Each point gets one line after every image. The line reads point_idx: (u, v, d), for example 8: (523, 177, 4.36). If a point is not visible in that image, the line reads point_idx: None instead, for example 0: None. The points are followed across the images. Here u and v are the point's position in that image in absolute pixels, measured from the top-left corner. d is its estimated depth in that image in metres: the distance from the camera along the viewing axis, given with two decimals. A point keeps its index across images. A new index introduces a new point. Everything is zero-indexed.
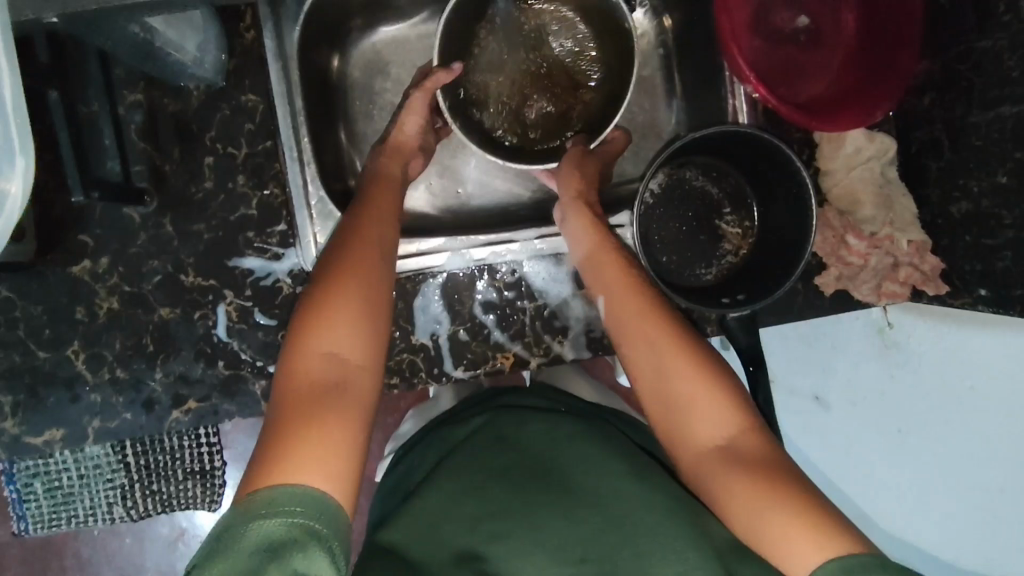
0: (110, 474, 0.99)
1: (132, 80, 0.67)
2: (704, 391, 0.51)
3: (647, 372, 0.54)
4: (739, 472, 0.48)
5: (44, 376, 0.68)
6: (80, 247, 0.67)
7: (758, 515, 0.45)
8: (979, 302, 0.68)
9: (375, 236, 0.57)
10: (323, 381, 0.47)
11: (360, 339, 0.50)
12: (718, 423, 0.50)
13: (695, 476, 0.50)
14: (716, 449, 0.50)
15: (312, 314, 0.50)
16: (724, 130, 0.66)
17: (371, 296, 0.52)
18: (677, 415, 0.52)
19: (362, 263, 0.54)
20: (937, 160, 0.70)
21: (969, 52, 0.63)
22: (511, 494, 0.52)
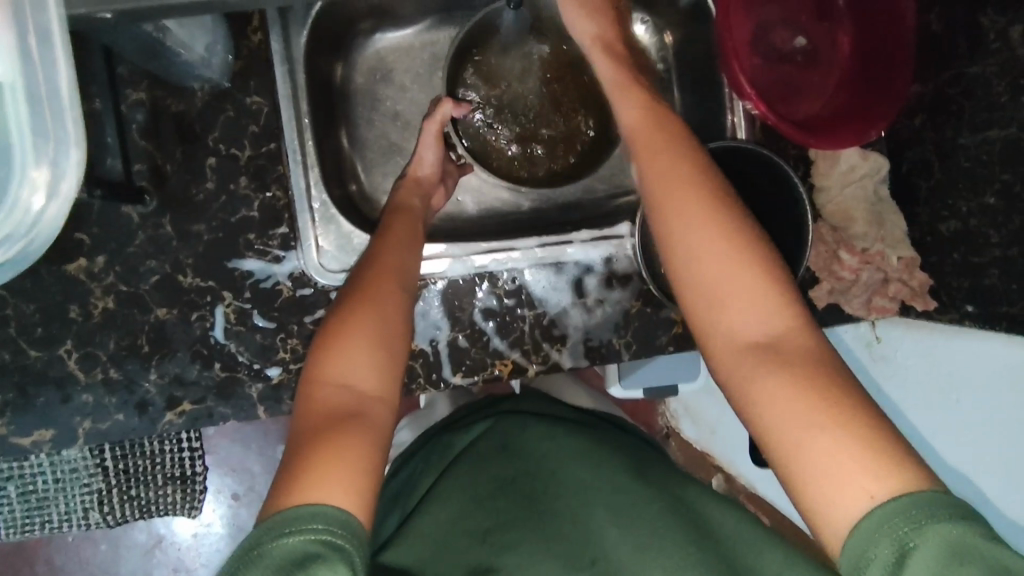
0: (87, 479, 0.96)
1: (135, 78, 0.66)
2: (742, 273, 0.48)
3: (684, 254, 0.50)
4: (782, 369, 0.45)
5: (34, 375, 0.66)
6: (75, 244, 0.66)
7: (803, 435, 0.42)
8: (966, 319, 0.70)
9: (395, 265, 0.59)
10: (345, 408, 0.49)
11: (380, 366, 0.52)
12: (757, 310, 0.47)
13: (730, 376, 0.47)
14: (758, 350, 0.46)
15: (331, 341, 0.52)
16: (726, 147, 0.69)
17: (391, 323, 0.54)
18: (713, 299, 0.49)
19: (380, 291, 0.56)
20: (927, 180, 0.72)
21: (959, 77, 0.65)
22: (517, 505, 0.53)
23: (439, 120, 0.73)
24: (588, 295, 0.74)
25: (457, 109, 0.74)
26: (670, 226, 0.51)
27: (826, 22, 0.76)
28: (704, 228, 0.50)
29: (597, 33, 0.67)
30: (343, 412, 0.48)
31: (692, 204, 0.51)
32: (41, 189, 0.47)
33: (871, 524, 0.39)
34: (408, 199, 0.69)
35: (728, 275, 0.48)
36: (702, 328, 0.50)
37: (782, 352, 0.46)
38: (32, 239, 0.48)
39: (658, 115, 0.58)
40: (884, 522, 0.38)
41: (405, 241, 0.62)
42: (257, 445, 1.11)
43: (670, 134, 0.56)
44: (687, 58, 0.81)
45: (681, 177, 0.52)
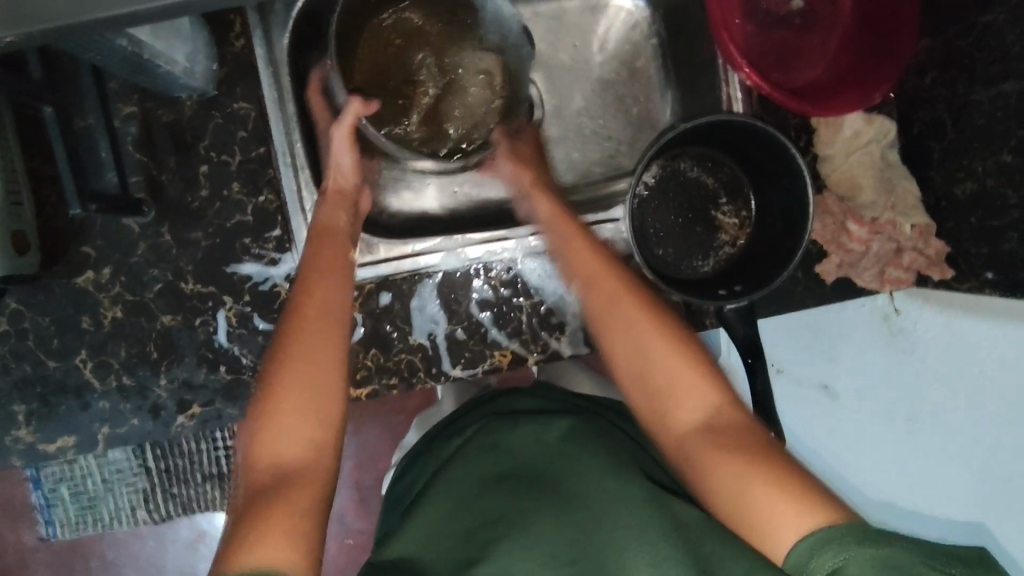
0: (133, 478, 1.01)
1: (126, 92, 0.68)
2: (678, 362, 0.50)
3: (623, 352, 0.52)
4: (727, 444, 0.47)
5: (54, 385, 0.69)
6: (83, 258, 0.69)
7: (743, 494, 0.44)
8: (986, 286, 0.66)
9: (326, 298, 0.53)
10: (275, 479, 0.45)
11: (307, 429, 0.47)
12: (693, 396, 0.49)
13: (687, 461, 0.48)
14: (700, 429, 0.48)
15: (264, 406, 0.48)
16: (718, 120, 0.65)
17: (322, 373, 0.49)
18: (652, 390, 0.51)
19: (310, 332, 0.50)
20: (939, 141, 0.68)
21: (971, 27, 0.62)
22: (507, 493, 0.52)
23: (348, 122, 0.66)
24: None
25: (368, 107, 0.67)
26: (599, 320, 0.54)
27: None
28: (637, 327, 0.52)
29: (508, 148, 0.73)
30: (273, 485, 0.45)
31: (635, 320, 0.52)
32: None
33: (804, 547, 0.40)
34: (330, 216, 0.62)
35: (666, 371, 0.50)
36: (650, 419, 0.51)
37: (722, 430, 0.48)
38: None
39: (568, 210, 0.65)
40: (812, 548, 0.39)
41: (336, 251, 0.59)
42: None
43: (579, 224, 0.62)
44: (678, 30, 0.78)
45: (599, 268, 0.56)
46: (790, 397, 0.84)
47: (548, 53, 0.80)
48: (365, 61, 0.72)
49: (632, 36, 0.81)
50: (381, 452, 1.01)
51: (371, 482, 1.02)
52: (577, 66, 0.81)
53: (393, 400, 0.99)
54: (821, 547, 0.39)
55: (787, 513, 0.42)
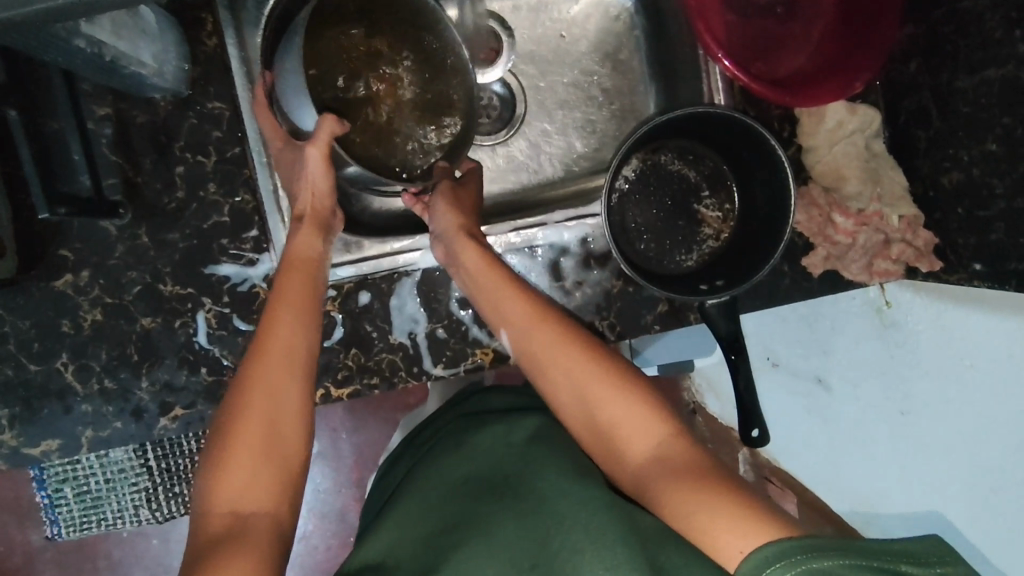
0: (135, 478, 1.02)
1: (99, 94, 0.67)
2: (622, 397, 0.52)
3: (567, 393, 0.54)
4: (674, 472, 0.47)
5: (37, 389, 0.70)
6: (61, 261, 0.69)
7: (689, 513, 0.45)
8: (975, 278, 0.64)
9: (278, 345, 0.54)
10: (228, 527, 0.47)
11: (264, 480, 0.50)
12: (639, 429, 0.50)
13: (642, 487, 0.49)
14: (649, 460, 0.49)
15: (221, 455, 0.50)
16: (696, 111, 0.64)
17: (279, 426, 0.52)
18: (599, 425, 0.52)
19: (268, 382, 0.52)
20: (925, 129, 0.66)
21: (953, 12, 0.60)
22: (470, 501, 0.53)
23: (323, 140, 0.61)
24: (566, 278, 0.72)
25: (342, 125, 0.63)
26: (538, 366, 0.56)
27: None
28: (578, 368, 0.53)
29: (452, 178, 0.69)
30: (226, 534, 0.47)
31: (575, 363, 0.54)
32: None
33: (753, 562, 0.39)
34: (301, 249, 0.62)
35: (611, 405, 0.51)
36: (602, 454, 0.52)
37: (670, 457, 0.49)
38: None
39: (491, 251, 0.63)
40: (757, 565, 0.39)
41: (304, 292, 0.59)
42: None
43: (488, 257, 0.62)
44: (660, 20, 0.76)
45: (539, 312, 0.58)
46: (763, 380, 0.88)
47: (529, 47, 0.79)
48: (329, 46, 0.65)
49: (614, 27, 0.79)
50: (378, 449, 1.01)
51: (369, 479, 1.02)
52: (559, 59, 0.79)
53: (391, 397, 0.99)
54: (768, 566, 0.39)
55: (728, 535, 0.42)
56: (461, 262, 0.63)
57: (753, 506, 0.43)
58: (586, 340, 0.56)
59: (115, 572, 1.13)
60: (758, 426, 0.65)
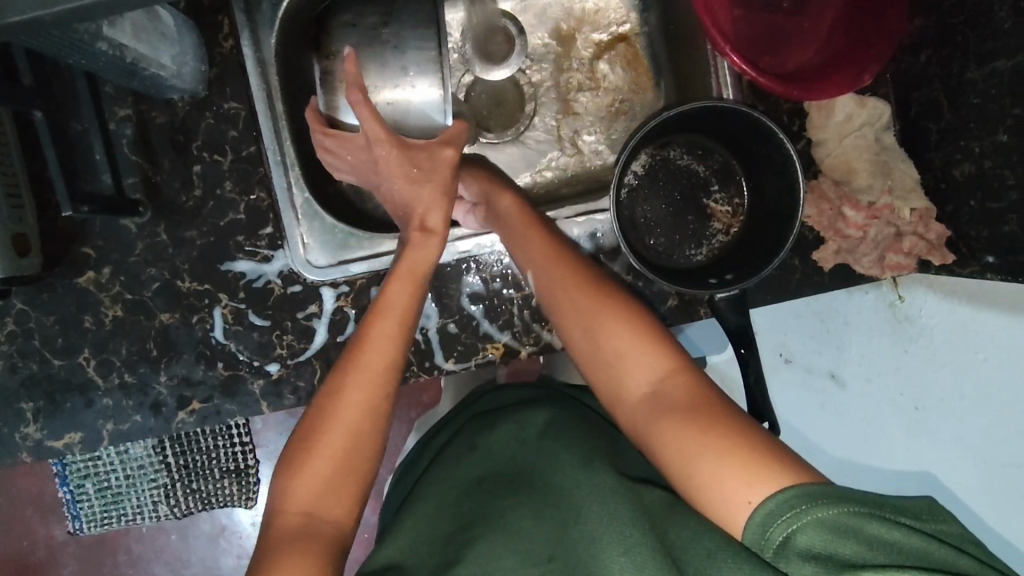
0: (154, 474, 1.05)
1: (121, 95, 0.69)
2: (635, 343, 0.51)
3: (583, 342, 0.53)
4: (675, 412, 0.47)
5: (60, 383, 0.72)
6: (84, 258, 0.71)
7: (691, 461, 0.45)
8: (988, 270, 0.65)
9: (376, 358, 0.54)
10: (299, 532, 0.48)
11: (342, 493, 0.50)
12: (644, 368, 0.50)
13: (641, 427, 0.49)
14: (647, 394, 0.49)
15: (294, 463, 0.50)
16: (705, 106, 0.64)
17: (359, 443, 0.52)
18: (612, 375, 0.51)
19: (350, 399, 0.52)
20: (936, 122, 0.66)
21: (962, 4, 0.60)
22: (485, 496, 0.54)
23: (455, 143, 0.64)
24: None
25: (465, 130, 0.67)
26: (558, 316, 0.56)
27: None
28: (604, 322, 0.52)
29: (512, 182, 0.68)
30: (299, 537, 0.48)
31: (591, 308, 0.53)
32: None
33: (766, 511, 0.41)
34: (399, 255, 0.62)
35: (622, 350, 0.51)
36: (612, 404, 0.52)
37: (672, 395, 0.48)
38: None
39: (527, 208, 0.63)
40: (775, 510, 0.40)
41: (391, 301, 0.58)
42: None
43: (527, 217, 0.62)
44: (669, 17, 0.77)
45: (555, 265, 0.57)
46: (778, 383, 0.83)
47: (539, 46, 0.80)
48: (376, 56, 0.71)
49: (623, 25, 0.80)
50: (391, 448, 1.02)
51: (384, 477, 1.03)
52: (568, 57, 0.80)
53: (405, 395, 1.00)
54: (778, 514, 0.40)
55: (739, 489, 0.42)
56: (493, 211, 0.65)
57: (764, 461, 0.43)
58: (606, 289, 0.55)
59: (133, 567, 1.15)
60: (768, 420, 0.65)
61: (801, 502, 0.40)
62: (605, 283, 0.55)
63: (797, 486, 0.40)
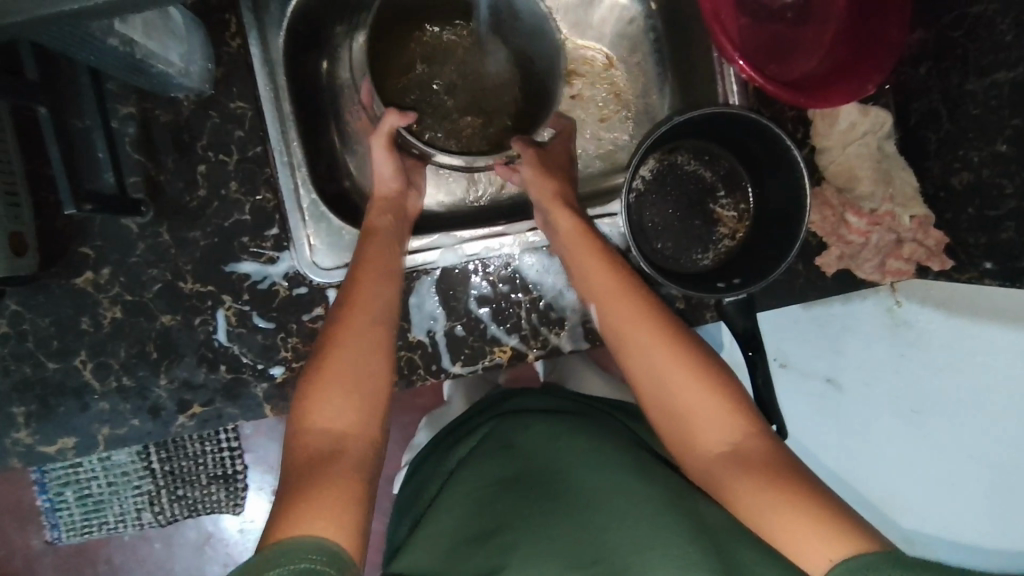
0: (138, 480, 1.05)
1: (124, 93, 0.68)
2: (700, 387, 0.53)
3: (644, 373, 0.56)
4: (753, 472, 0.48)
5: (54, 386, 0.70)
6: (82, 259, 0.69)
7: (769, 512, 0.46)
8: (986, 276, 0.66)
9: (369, 298, 0.59)
10: (322, 455, 0.50)
11: (358, 407, 0.53)
12: (720, 428, 0.52)
13: (711, 478, 0.51)
14: (725, 452, 0.51)
15: (310, 391, 0.54)
16: (714, 112, 0.65)
17: (365, 365, 0.55)
18: (682, 419, 0.53)
19: (355, 333, 0.56)
20: (936, 131, 0.68)
21: (962, 17, 0.61)
22: (515, 498, 0.54)
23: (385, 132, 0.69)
24: None
25: (405, 118, 0.69)
26: (621, 338, 0.58)
27: None
28: (646, 336, 0.56)
29: (559, 190, 0.67)
30: (318, 461, 0.50)
31: (656, 346, 0.56)
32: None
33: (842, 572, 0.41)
34: (373, 220, 0.67)
35: (688, 393, 0.53)
36: (678, 447, 0.53)
37: (744, 448, 0.51)
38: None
39: (587, 230, 0.64)
40: (849, 571, 0.41)
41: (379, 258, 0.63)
42: None
43: (583, 233, 0.63)
44: (675, 24, 0.78)
45: (615, 292, 0.60)
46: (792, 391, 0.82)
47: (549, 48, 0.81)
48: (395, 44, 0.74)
49: (628, 31, 0.81)
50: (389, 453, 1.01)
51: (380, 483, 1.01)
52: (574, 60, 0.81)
53: (403, 400, 0.99)
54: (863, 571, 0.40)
55: (816, 545, 0.43)
56: (550, 229, 0.66)
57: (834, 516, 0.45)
58: (658, 311, 0.58)
59: None
60: (776, 423, 0.66)
61: (885, 564, 0.40)
62: (670, 317, 0.58)
63: (864, 556, 0.41)
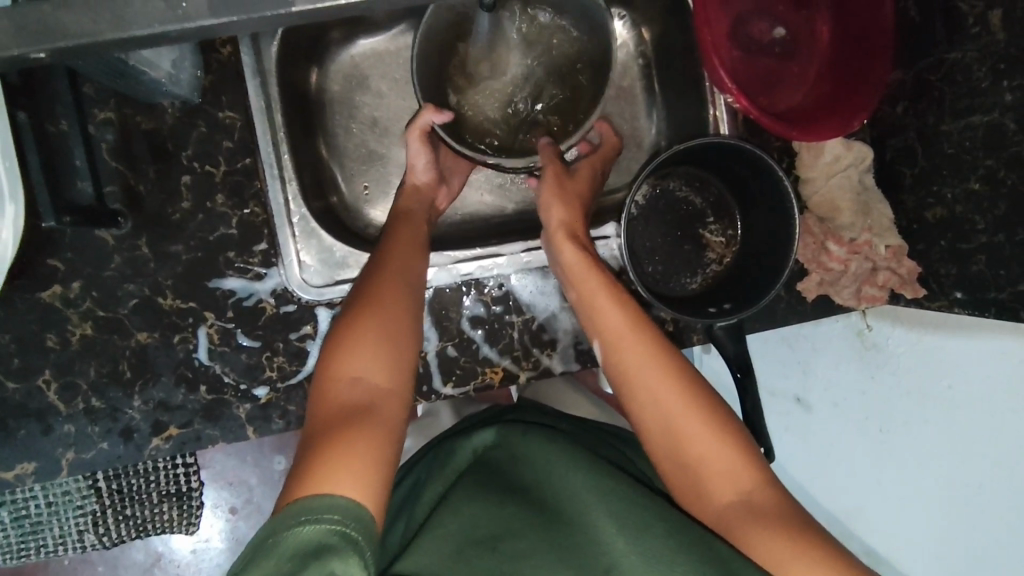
0: (81, 500, 0.90)
1: (103, 97, 0.65)
2: (702, 424, 0.55)
3: (649, 400, 0.57)
4: (763, 522, 0.50)
5: (14, 408, 0.65)
6: (50, 272, 0.65)
7: (783, 562, 0.47)
8: (956, 305, 0.70)
9: (398, 270, 0.60)
10: (363, 405, 0.51)
11: (389, 369, 0.53)
12: (732, 478, 0.53)
13: (721, 523, 0.52)
14: (731, 497, 0.53)
15: (342, 349, 0.53)
16: (708, 142, 0.67)
17: (402, 326, 0.56)
18: (685, 454, 0.55)
19: (389, 305, 0.57)
20: (911, 166, 0.71)
21: (940, 62, 0.65)
22: (524, 516, 0.53)
23: (419, 127, 0.70)
24: None
25: (440, 115, 0.69)
26: (625, 367, 0.59)
27: (805, 11, 0.74)
28: (651, 370, 0.58)
29: (565, 220, 0.68)
30: (352, 415, 0.50)
31: (661, 375, 0.57)
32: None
33: None
34: (406, 204, 0.70)
35: (697, 437, 0.55)
36: (687, 480, 0.55)
37: (746, 490, 0.53)
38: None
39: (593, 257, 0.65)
40: None
41: (409, 253, 0.63)
42: (252, 457, 1.06)
43: (585, 261, 0.64)
44: (665, 52, 0.79)
45: (621, 319, 0.61)
46: (770, 408, 0.90)
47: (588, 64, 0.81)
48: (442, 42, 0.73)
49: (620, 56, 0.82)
50: None
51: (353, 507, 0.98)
52: None
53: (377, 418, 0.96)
54: None
55: None
56: (553, 258, 0.67)
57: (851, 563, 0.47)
58: (665, 341, 0.60)
59: None
60: (765, 445, 0.68)
61: None
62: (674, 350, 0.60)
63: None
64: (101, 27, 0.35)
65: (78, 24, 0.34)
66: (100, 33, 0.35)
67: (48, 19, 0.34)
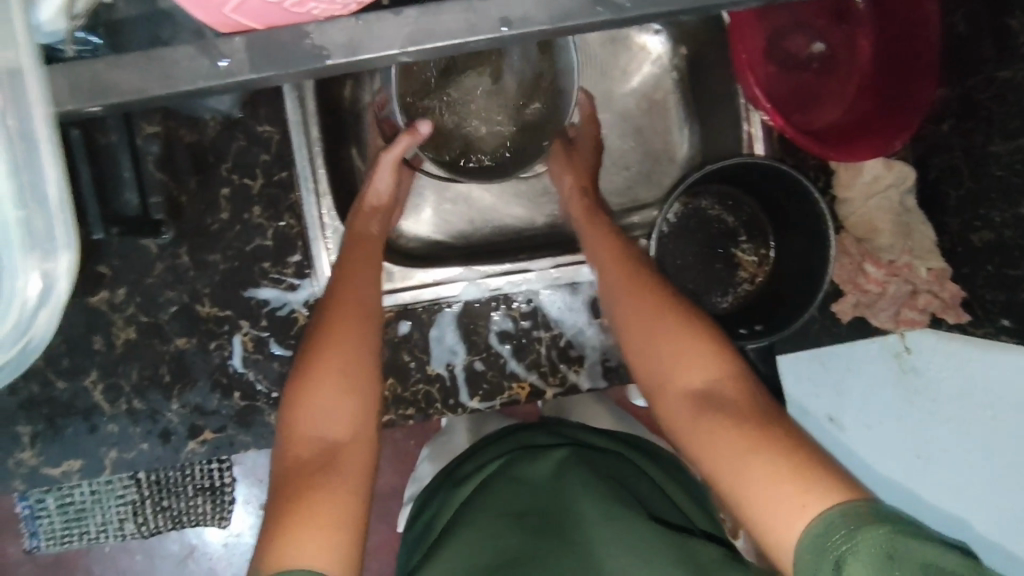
0: (122, 490, 0.94)
1: (149, 111, 0.67)
2: (682, 339, 0.54)
3: (631, 331, 0.58)
4: (727, 421, 0.49)
5: (62, 406, 0.68)
6: (98, 277, 0.68)
7: (742, 463, 0.47)
8: (1002, 332, 0.68)
9: (359, 299, 0.59)
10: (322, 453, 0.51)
11: (342, 405, 0.53)
12: (703, 376, 0.52)
13: (688, 424, 0.51)
14: (701, 393, 0.52)
15: (302, 383, 0.54)
16: (739, 162, 0.66)
17: (356, 353, 0.55)
18: (661, 366, 0.54)
19: (345, 330, 0.56)
20: (956, 188, 0.69)
21: (989, 81, 0.62)
22: (530, 533, 0.54)
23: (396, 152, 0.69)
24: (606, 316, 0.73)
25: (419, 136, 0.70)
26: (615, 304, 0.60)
27: (846, 26, 0.73)
28: (630, 299, 0.58)
29: (578, 181, 0.73)
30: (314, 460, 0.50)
31: (640, 297, 0.58)
32: (37, 284, 0.40)
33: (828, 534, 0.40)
34: (363, 226, 0.67)
35: (670, 348, 0.54)
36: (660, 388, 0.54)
37: (720, 391, 0.51)
38: (24, 348, 0.43)
39: (601, 229, 0.67)
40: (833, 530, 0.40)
41: (368, 274, 0.62)
42: None
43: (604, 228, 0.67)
44: (699, 67, 0.78)
45: (613, 258, 0.63)
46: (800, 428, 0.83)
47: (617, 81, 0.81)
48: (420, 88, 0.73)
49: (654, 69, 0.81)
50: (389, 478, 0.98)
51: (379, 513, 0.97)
52: (641, 84, 0.81)
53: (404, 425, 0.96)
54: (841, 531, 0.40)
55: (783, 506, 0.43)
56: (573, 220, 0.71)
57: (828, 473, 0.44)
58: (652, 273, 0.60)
59: None
60: None
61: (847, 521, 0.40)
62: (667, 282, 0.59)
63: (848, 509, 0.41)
64: (151, 85, 0.36)
65: (128, 83, 0.36)
66: (151, 89, 0.36)
67: (105, 78, 0.35)
